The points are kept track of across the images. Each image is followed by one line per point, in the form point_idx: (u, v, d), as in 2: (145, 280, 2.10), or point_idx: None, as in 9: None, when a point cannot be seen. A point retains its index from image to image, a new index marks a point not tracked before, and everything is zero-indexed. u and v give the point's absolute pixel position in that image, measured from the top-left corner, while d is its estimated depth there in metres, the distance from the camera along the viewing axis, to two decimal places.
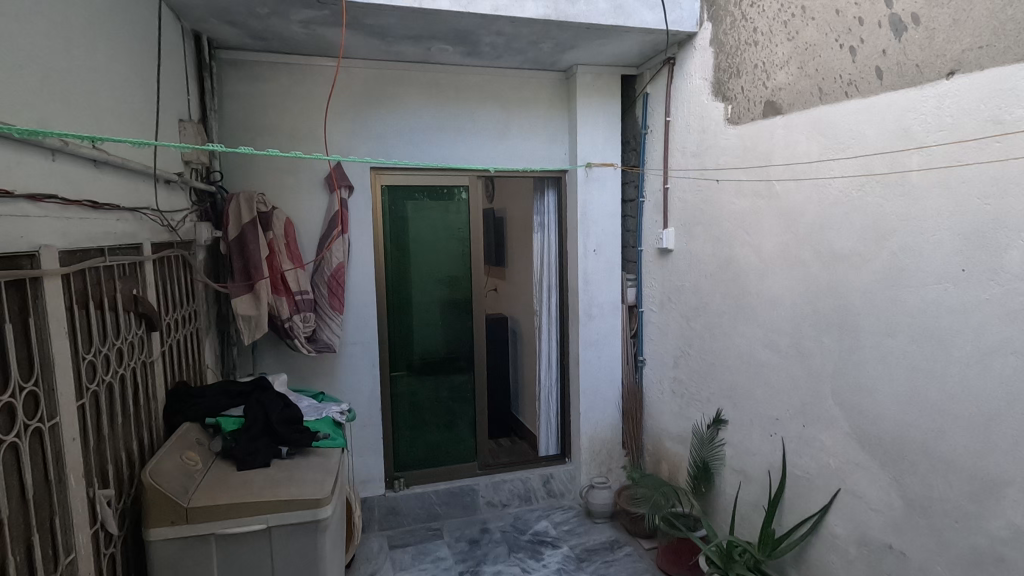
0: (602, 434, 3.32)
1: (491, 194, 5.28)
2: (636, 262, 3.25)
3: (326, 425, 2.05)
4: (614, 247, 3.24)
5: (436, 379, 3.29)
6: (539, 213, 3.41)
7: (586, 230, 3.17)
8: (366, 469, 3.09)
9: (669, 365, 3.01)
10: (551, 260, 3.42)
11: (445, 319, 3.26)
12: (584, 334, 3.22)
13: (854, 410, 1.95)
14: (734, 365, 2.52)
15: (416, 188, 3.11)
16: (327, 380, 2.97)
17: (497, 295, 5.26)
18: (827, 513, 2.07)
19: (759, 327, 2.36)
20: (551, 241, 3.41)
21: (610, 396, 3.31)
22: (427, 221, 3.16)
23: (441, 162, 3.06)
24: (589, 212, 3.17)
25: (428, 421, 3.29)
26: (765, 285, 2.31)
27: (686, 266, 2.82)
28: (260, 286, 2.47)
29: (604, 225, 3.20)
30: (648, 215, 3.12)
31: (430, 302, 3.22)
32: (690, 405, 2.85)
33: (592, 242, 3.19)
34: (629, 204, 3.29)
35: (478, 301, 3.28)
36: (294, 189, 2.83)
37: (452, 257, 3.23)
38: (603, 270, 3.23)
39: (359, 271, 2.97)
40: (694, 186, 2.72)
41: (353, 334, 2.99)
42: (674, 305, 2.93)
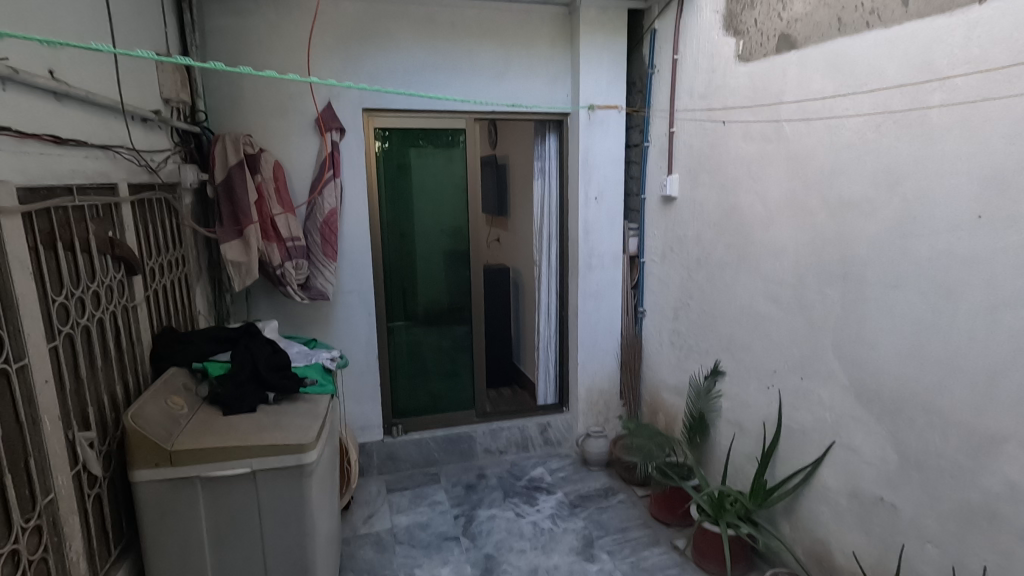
0: (600, 385, 3.31)
1: (493, 141, 5.11)
2: (639, 211, 3.15)
3: (316, 372, 2.04)
4: (617, 195, 3.12)
5: (434, 329, 3.26)
6: (540, 157, 3.30)
7: (588, 176, 3.04)
8: (364, 416, 3.12)
9: (670, 317, 2.96)
10: (551, 209, 3.33)
11: (442, 268, 3.21)
12: (584, 285, 3.15)
13: (854, 363, 1.90)
14: (734, 316, 2.46)
15: (411, 131, 3.00)
16: (323, 328, 2.95)
17: (499, 245, 5.18)
18: (820, 466, 2.05)
19: (762, 278, 2.28)
20: (551, 188, 3.31)
21: (609, 347, 3.28)
22: (423, 166, 3.06)
23: (437, 103, 2.93)
24: (591, 157, 3.03)
25: (426, 370, 3.30)
26: (770, 234, 2.21)
27: (689, 215, 2.71)
28: (249, 231, 2.40)
29: (606, 171, 3.07)
30: (653, 160, 2.99)
31: (427, 251, 3.16)
32: (688, 356, 2.82)
33: (594, 189, 3.07)
34: (634, 149, 3.16)
35: (476, 249, 3.21)
36: (283, 131, 2.73)
37: (449, 205, 3.14)
38: (605, 219, 3.12)
39: (353, 218, 2.89)
40: (701, 129, 2.58)
41: (348, 282, 2.95)
42: (677, 255, 2.85)
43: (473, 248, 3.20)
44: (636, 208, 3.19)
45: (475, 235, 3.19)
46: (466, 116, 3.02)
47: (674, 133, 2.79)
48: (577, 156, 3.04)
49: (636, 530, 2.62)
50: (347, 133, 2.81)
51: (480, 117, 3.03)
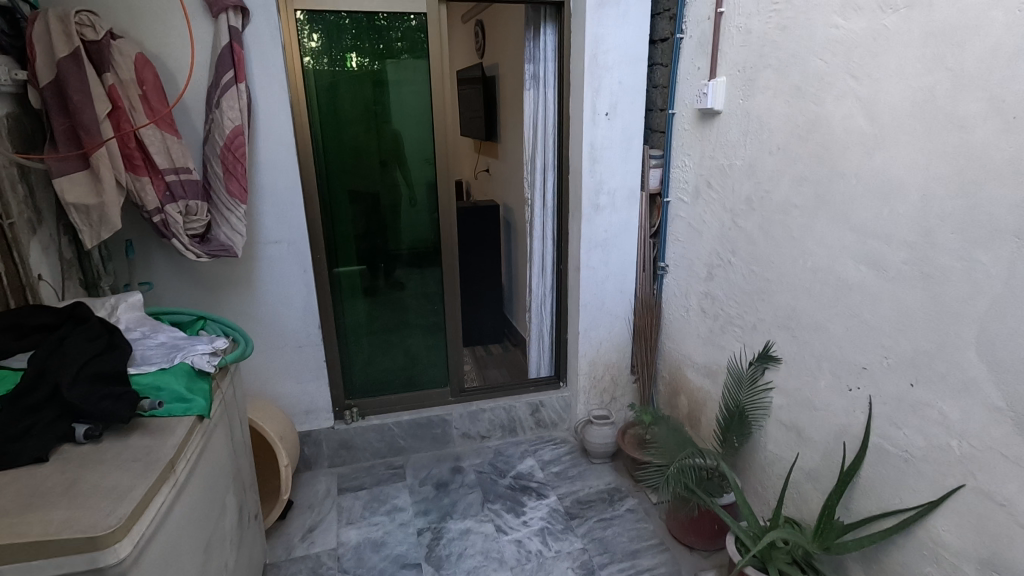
0: (606, 358, 2.63)
1: (481, 48, 4.18)
2: (664, 132, 2.34)
3: (166, 393, 1.31)
4: (637, 108, 2.29)
5: (396, 288, 2.54)
6: (532, 59, 2.44)
7: (597, 82, 2.21)
8: (307, 398, 2.47)
9: (701, 276, 2.22)
10: (548, 130, 2.51)
11: (402, 210, 2.44)
12: (587, 231, 2.39)
13: (1016, 374, 1.18)
14: (802, 283, 1.72)
15: (350, 17, 2.15)
16: (243, 288, 2.24)
17: (489, 178, 4.38)
18: (932, 513, 1.39)
19: (855, 230, 1.52)
20: (547, 101, 2.48)
21: (619, 310, 2.57)
22: (370, 67, 2.22)
23: None
24: (601, 54, 2.18)
25: (387, 339, 2.61)
26: (877, 163, 1.44)
27: (738, 136, 1.92)
28: (99, 160, 1.64)
29: (623, 75, 2.23)
30: (688, 59, 2.14)
31: (381, 186, 2.38)
32: (724, 330, 2.12)
33: (605, 99, 2.24)
34: (660, 46, 2.28)
35: (445, 185, 2.41)
36: (158, 10, 1.88)
37: (410, 125, 2.33)
38: (619, 142, 2.31)
39: (271, 141, 2.10)
40: (768, 4, 1.73)
41: (273, 229, 2.20)
42: (716, 193, 2.08)
43: (442, 183, 2.41)
44: (659, 129, 2.38)
45: (444, 165, 2.38)
46: None
47: (723, 13, 1.93)
48: (583, 53, 2.19)
49: (649, 557, 2.02)
50: (253, 15, 1.96)
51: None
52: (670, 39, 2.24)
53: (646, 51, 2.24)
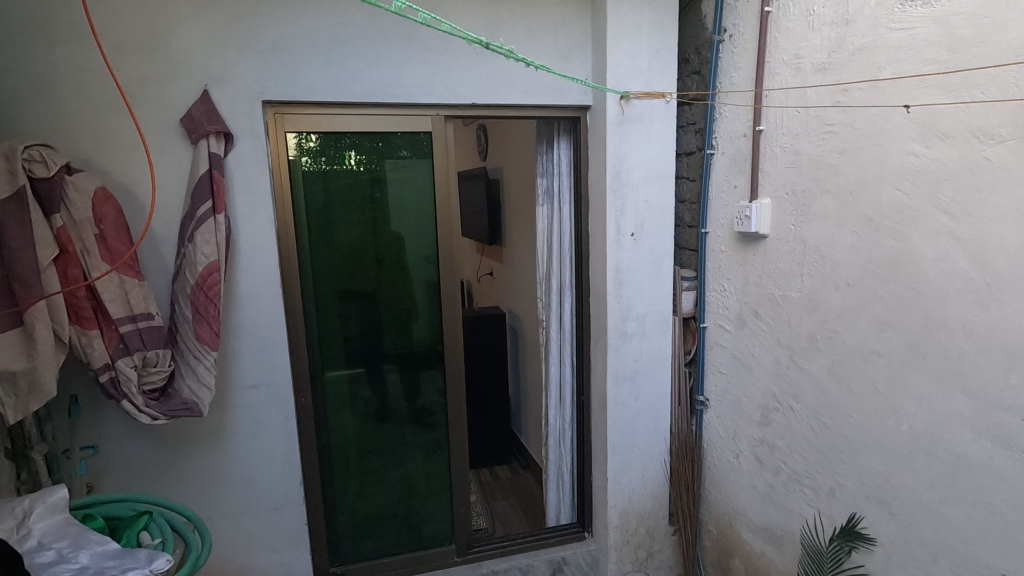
0: (640, 507, 2.24)
1: (483, 151, 4.08)
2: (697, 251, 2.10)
3: None
4: (665, 227, 2.06)
5: (393, 431, 2.17)
6: (545, 173, 2.28)
7: (620, 200, 1.99)
8: (284, 569, 2.05)
9: (753, 419, 1.89)
10: (566, 248, 2.28)
11: (403, 342, 2.13)
12: (614, 363, 2.09)
13: None
14: (897, 448, 1.40)
15: (349, 137, 1.94)
16: (212, 442, 1.89)
17: (493, 281, 4.14)
18: None
19: (971, 395, 1.22)
20: (564, 217, 2.26)
21: (653, 450, 2.21)
22: (369, 189, 1.99)
23: (386, 91, 1.87)
24: (624, 172, 1.98)
25: (382, 490, 2.22)
26: (993, 317, 1.17)
27: (791, 265, 1.67)
28: (35, 316, 1.35)
29: (648, 192, 2.02)
30: (722, 176, 1.94)
31: (380, 316, 2.08)
32: (788, 489, 1.76)
33: (630, 219, 2.01)
34: (689, 159, 2.11)
35: (451, 313, 2.13)
36: (131, 138, 1.67)
37: (411, 249, 2.07)
38: (647, 264, 2.06)
39: (253, 273, 1.84)
40: (821, 124, 1.53)
41: (250, 372, 1.89)
42: (766, 326, 1.80)
43: (448, 312, 2.12)
44: (689, 246, 2.16)
45: (450, 293, 2.11)
46: (434, 111, 1.96)
47: (761, 131, 1.74)
48: (603, 170, 1.99)
49: None
50: (238, 140, 1.76)
51: (456, 113, 1.99)
52: (700, 153, 2.05)
53: (673, 166, 2.04)
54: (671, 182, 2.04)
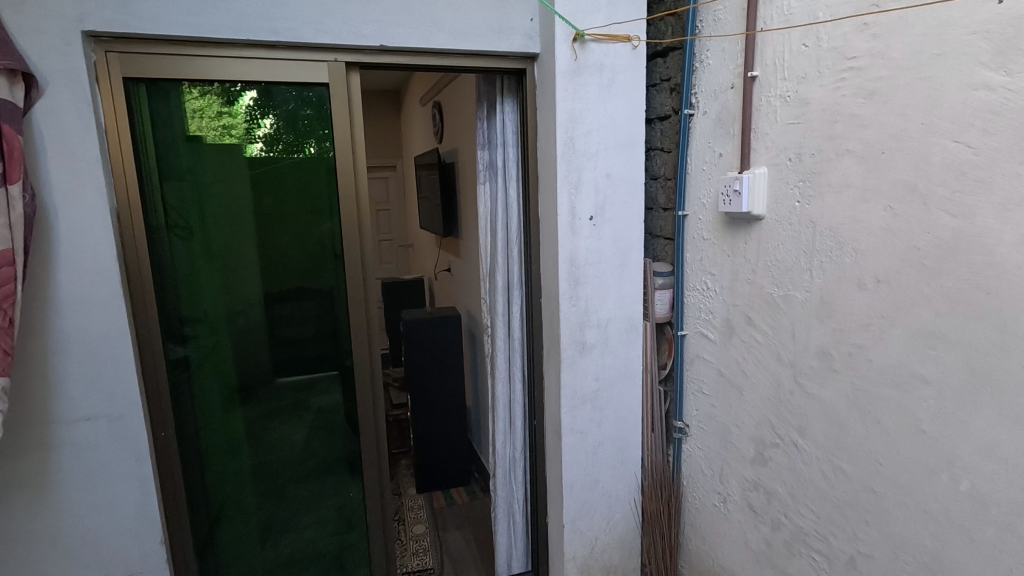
0: (605, 558, 1.80)
1: (439, 132, 3.62)
2: (673, 239, 1.67)
3: None
4: (633, 210, 1.62)
5: (292, 466, 1.73)
6: (485, 146, 1.86)
7: (574, 174, 1.55)
8: None
9: (746, 457, 1.46)
10: (513, 237, 1.84)
11: (300, 357, 1.67)
12: (570, 382, 1.65)
13: None
14: (952, 515, 0.98)
15: (217, 89, 1.47)
16: (33, 492, 1.43)
17: (451, 279, 3.69)
18: None
19: None
20: (510, 198, 1.82)
21: (621, 489, 1.78)
22: (248, 161, 1.53)
23: (262, 25, 1.41)
24: (579, 138, 1.54)
25: (281, 541, 1.76)
26: None
27: (796, 255, 1.25)
28: None
29: (611, 165, 1.58)
30: (704, 143, 1.50)
31: (269, 322, 1.63)
32: (791, 551, 1.33)
33: (588, 199, 1.57)
34: (664, 125, 1.67)
35: (359, 321, 1.67)
36: None
37: (308, 237, 1.61)
38: (609, 256, 1.62)
39: (80, 268, 1.37)
40: (840, 58, 1.11)
41: (83, 400, 1.42)
42: (762, 337, 1.37)
43: (355, 319, 1.67)
44: (665, 234, 1.72)
45: (357, 295, 1.65)
46: (332, 57, 1.50)
47: (755, 77, 1.31)
48: (553, 136, 1.54)
49: None
50: (48, 86, 1.28)
51: (362, 60, 1.53)
52: (676, 116, 1.62)
53: (642, 132, 1.61)
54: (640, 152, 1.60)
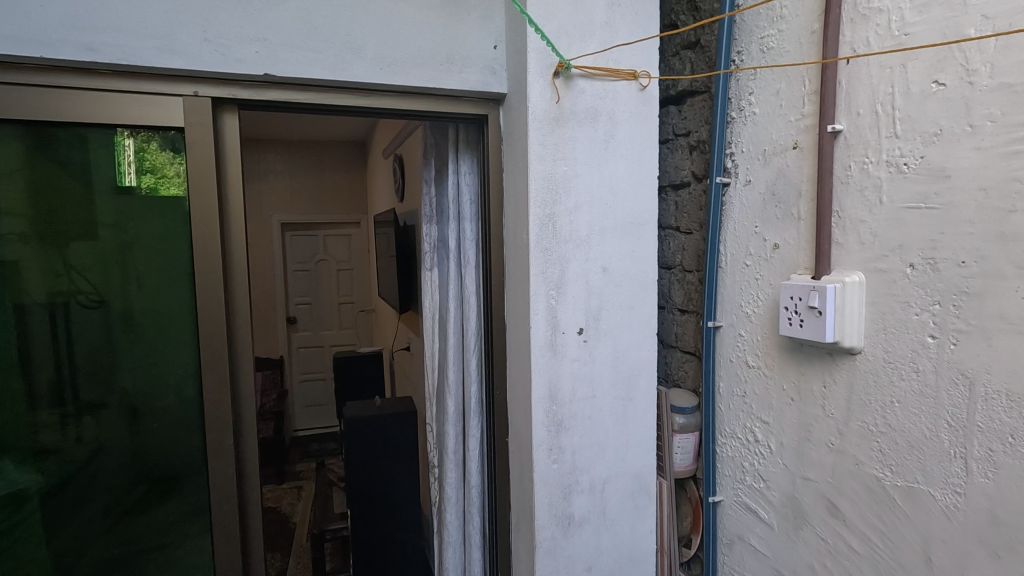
0: None
1: (400, 189, 3.15)
2: (700, 357, 1.16)
3: None
4: (643, 318, 1.12)
5: None
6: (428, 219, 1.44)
7: (556, 267, 1.04)
8: None
9: None
10: (472, 346, 1.32)
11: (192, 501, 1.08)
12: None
13: None
14: None
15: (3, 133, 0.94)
16: None
17: (410, 358, 3.13)
18: None
19: None
20: (468, 292, 1.31)
21: None
22: (121, 213, 1.01)
23: (67, 38, 0.90)
24: (563, 216, 1.04)
25: None
26: None
27: (932, 428, 0.74)
28: None
29: (609, 253, 1.08)
30: (747, 226, 1.03)
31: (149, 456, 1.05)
32: None
33: (575, 304, 1.06)
34: (679, 197, 1.22)
35: (223, 490, 1.07)
36: None
37: (207, 322, 1.04)
38: (608, 385, 1.10)
39: None
40: (1017, 102, 0.63)
41: None
42: (860, 545, 0.84)
43: (217, 486, 1.07)
44: (685, 346, 1.22)
45: (221, 447, 1.07)
46: (189, 89, 0.99)
47: (838, 132, 0.84)
48: (524, 212, 1.05)
49: None
50: None
51: (238, 97, 1.02)
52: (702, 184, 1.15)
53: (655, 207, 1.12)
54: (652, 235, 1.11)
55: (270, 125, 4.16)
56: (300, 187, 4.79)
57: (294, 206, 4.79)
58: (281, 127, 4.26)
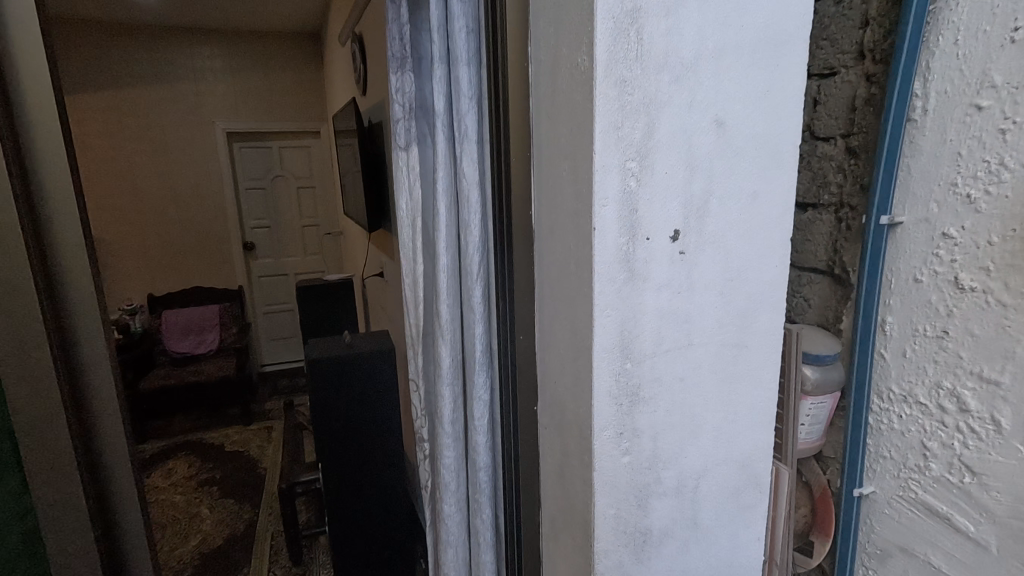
0: None
1: (362, 79, 2.54)
2: (852, 278, 0.73)
3: None
4: (770, 217, 0.66)
5: None
6: (398, 74, 0.86)
7: (640, 117, 0.57)
8: None
9: None
10: (476, 269, 0.87)
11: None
12: None
13: None
14: None
15: None
16: None
17: (384, 287, 2.66)
18: None
19: None
20: (469, 183, 0.84)
21: None
22: None
23: None
24: (656, 17, 0.55)
25: None
26: None
27: None
28: None
29: (730, 96, 0.60)
30: (990, 31, 0.55)
31: None
32: None
33: (670, 188, 0.60)
34: (823, 18, 0.74)
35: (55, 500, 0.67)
36: None
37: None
38: (713, 328, 0.66)
39: None
40: None
41: None
42: None
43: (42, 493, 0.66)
44: (818, 262, 0.79)
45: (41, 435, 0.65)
46: None
47: None
48: (581, 12, 0.55)
49: None
50: None
51: None
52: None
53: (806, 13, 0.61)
54: (802, 66, 0.62)
55: (199, 7, 3.38)
56: (246, 88, 4.04)
57: (240, 111, 4.07)
58: (213, 12, 3.48)
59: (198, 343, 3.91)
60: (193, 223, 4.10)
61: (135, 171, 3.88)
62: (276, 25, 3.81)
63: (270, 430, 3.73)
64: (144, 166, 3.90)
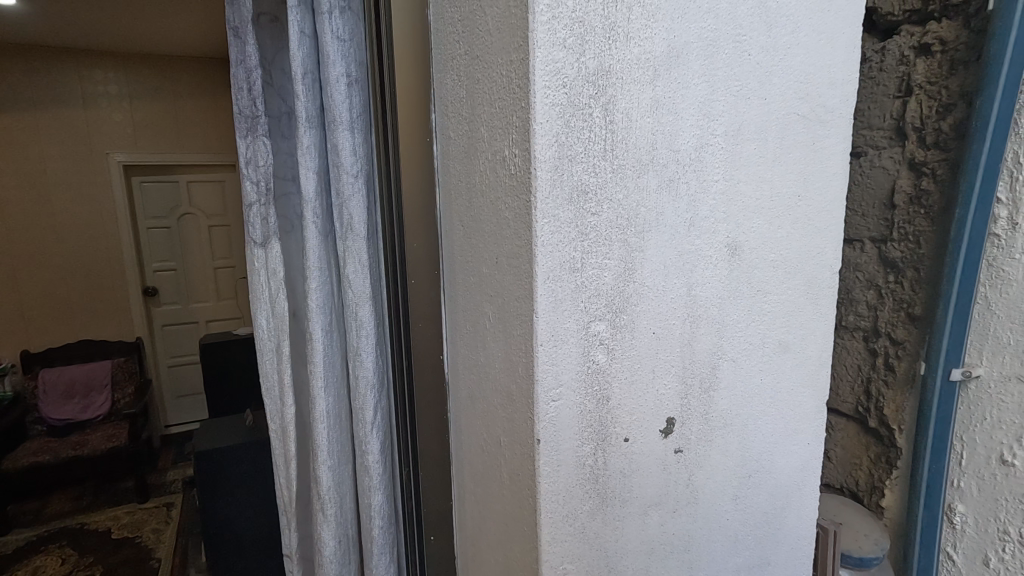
0: None
1: None
2: (906, 437, 0.51)
3: None
4: (803, 376, 0.43)
5: None
6: (243, 134, 0.59)
7: (613, 250, 0.33)
8: None
9: None
10: (370, 417, 0.59)
11: None
12: None
13: None
14: None
15: None
16: None
17: None
18: None
19: None
20: (357, 296, 0.56)
21: None
22: None
23: None
24: (637, 84, 0.32)
25: None
26: None
27: None
28: None
29: (750, 207, 0.38)
30: None
31: None
32: None
33: (662, 356, 0.36)
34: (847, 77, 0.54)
35: None
36: None
37: None
38: (725, 550, 0.43)
39: None
40: None
41: None
42: None
43: None
44: (843, 401, 0.57)
45: None
46: None
47: None
48: (504, 78, 0.32)
49: None
50: None
51: None
52: (913, 27, 0.48)
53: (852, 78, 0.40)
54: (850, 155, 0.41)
55: None
56: (104, 90, 2.36)
57: (94, 116, 2.37)
58: (51, 25, 2.01)
59: (85, 410, 2.29)
60: (96, 267, 2.46)
61: (10, 175, 2.26)
62: (143, 29, 2.08)
63: (170, 508, 2.22)
64: (25, 180, 2.29)
